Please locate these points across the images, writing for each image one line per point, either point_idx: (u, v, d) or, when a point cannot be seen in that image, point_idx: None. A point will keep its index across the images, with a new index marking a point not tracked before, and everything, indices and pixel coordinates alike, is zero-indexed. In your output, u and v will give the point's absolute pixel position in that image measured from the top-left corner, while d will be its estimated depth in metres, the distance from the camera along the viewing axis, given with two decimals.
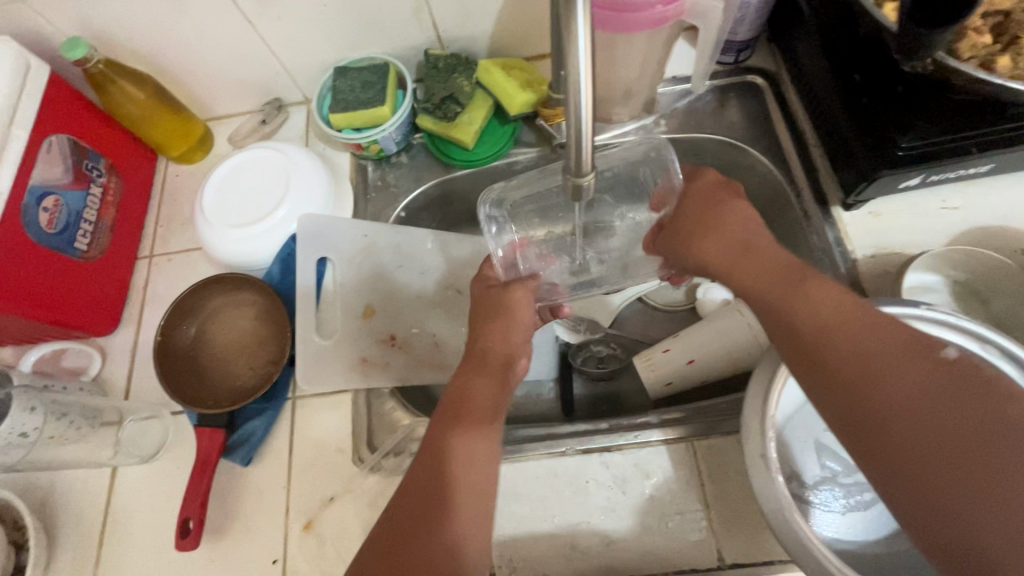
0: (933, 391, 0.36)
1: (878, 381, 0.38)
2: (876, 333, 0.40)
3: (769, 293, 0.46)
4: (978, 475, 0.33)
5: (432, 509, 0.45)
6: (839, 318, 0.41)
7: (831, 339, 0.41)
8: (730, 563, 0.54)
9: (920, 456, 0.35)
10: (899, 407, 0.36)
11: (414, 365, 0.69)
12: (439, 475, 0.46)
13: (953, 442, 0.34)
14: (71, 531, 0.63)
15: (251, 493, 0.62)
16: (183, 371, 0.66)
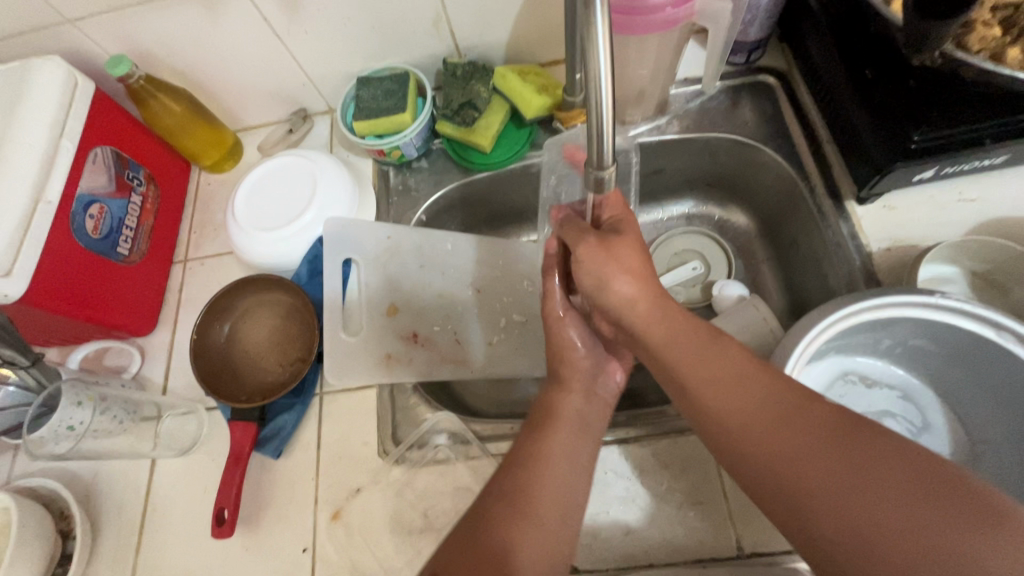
0: (823, 449, 0.37)
1: (795, 479, 0.37)
2: (757, 396, 0.41)
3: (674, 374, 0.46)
4: (889, 536, 0.33)
5: (522, 509, 0.45)
6: (730, 394, 0.42)
7: (731, 416, 0.42)
8: (749, 552, 0.54)
9: (840, 526, 0.34)
10: (802, 479, 0.37)
11: (435, 361, 0.71)
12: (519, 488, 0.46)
13: (858, 505, 0.34)
14: (113, 521, 0.66)
15: (281, 484, 0.65)
16: (217, 367, 0.69)
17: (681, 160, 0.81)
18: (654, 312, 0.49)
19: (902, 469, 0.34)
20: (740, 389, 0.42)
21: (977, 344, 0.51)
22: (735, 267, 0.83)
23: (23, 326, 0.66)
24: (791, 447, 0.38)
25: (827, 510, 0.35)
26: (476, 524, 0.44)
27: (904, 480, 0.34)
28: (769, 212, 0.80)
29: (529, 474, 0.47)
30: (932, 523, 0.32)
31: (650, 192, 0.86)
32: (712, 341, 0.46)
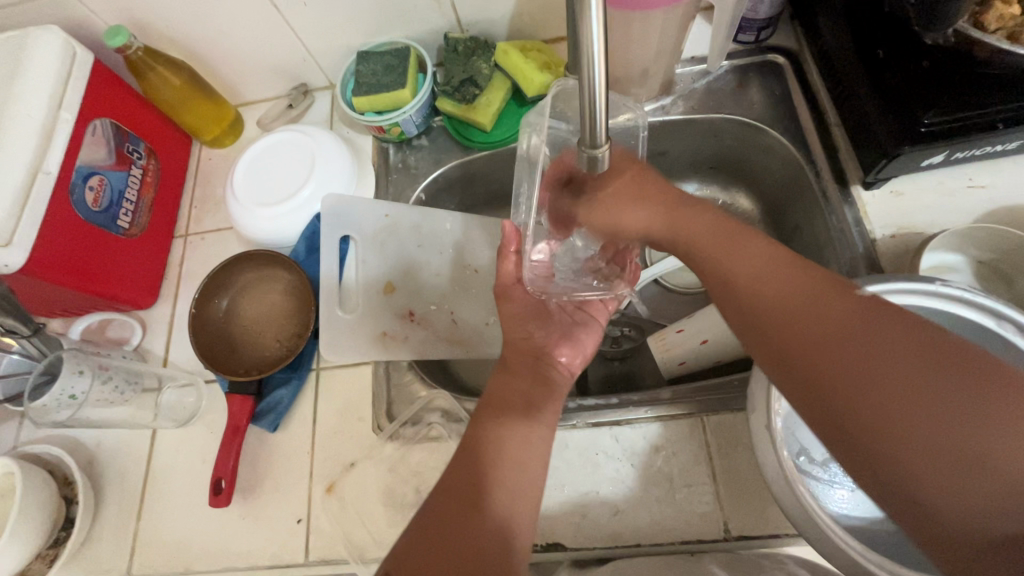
0: (852, 326, 0.39)
1: (831, 353, 0.38)
2: (789, 282, 0.43)
3: (714, 270, 0.48)
4: (895, 402, 0.35)
5: (475, 489, 0.46)
6: (764, 275, 0.44)
7: (758, 293, 0.44)
8: (737, 535, 0.55)
9: (854, 392, 0.37)
10: (819, 350, 0.39)
11: (431, 340, 0.71)
12: (469, 470, 0.48)
13: (873, 372, 0.36)
14: (114, 488, 0.68)
15: (278, 456, 0.66)
16: (214, 340, 0.69)
17: (685, 141, 0.79)
18: (688, 219, 0.52)
19: (924, 349, 0.36)
20: (772, 274, 0.44)
21: (976, 333, 0.51)
22: None
23: (26, 296, 0.67)
24: (817, 323, 0.40)
25: (845, 376, 0.37)
26: (431, 509, 0.45)
27: (920, 359, 0.36)
28: (773, 196, 0.78)
29: (476, 455, 0.49)
30: (937, 401, 0.35)
31: (653, 174, 0.85)
32: (747, 236, 0.48)
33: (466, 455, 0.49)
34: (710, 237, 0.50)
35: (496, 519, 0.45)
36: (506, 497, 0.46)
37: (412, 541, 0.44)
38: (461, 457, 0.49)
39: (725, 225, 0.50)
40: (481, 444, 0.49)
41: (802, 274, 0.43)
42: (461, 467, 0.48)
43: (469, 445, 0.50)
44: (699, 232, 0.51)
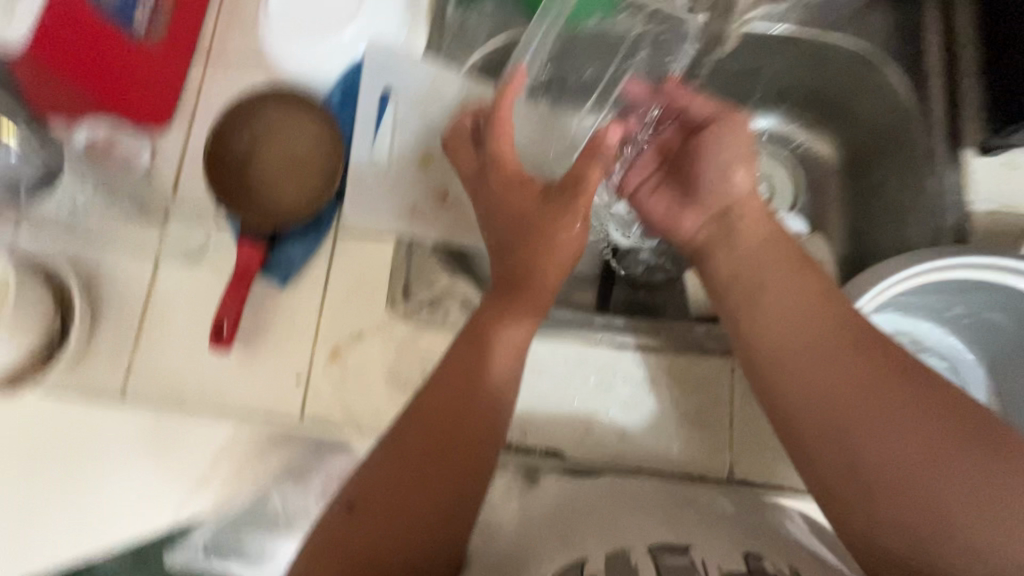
0: (873, 394, 0.45)
1: (836, 405, 0.46)
2: (829, 357, 0.47)
3: (754, 326, 0.51)
4: (899, 469, 0.43)
5: (469, 373, 0.51)
6: (789, 336, 0.49)
7: (795, 366, 0.48)
8: (739, 478, 0.54)
9: (860, 445, 0.45)
10: (854, 414, 0.45)
11: (462, 226, 0.66)
12: (462, 358, 0.52)
13: (880, 431, 0.44)
14: (111, 311, 0.65)
15: (283, 314, 0.63)
16: (229, 176, 0.63)
17: (783, 62, 0.69)
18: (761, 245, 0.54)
19: (934, 410, 0.44)
20: (801, 335, 0.49)
21: None
22: (802, 202, 0.75)
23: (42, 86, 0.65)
24: (855, 391, 0.46)
25: (865, 429, 0.45)
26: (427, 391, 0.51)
27: (927, 420, 0.44)
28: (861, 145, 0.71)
29: (474, 344, 0.52)
30: (945, 465, 0.42)
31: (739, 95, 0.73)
32: (809, 300, 0.50)
33: (467, 350, 0.52)
34: (777, 287, 0.52)
35: (484, 402, 0.51)
36: (503, 373, 0.52)
37: (408, 416, 0.50)
38: (458, 349, 0.53)
39: (779, 279, 0.52)
40: (482, 332, 0.53)
41: (841, 329, 0.48)
42: (462, 357, 0.52)
43: (467, 336, 0.53)
44: (750, 250, 0.54)
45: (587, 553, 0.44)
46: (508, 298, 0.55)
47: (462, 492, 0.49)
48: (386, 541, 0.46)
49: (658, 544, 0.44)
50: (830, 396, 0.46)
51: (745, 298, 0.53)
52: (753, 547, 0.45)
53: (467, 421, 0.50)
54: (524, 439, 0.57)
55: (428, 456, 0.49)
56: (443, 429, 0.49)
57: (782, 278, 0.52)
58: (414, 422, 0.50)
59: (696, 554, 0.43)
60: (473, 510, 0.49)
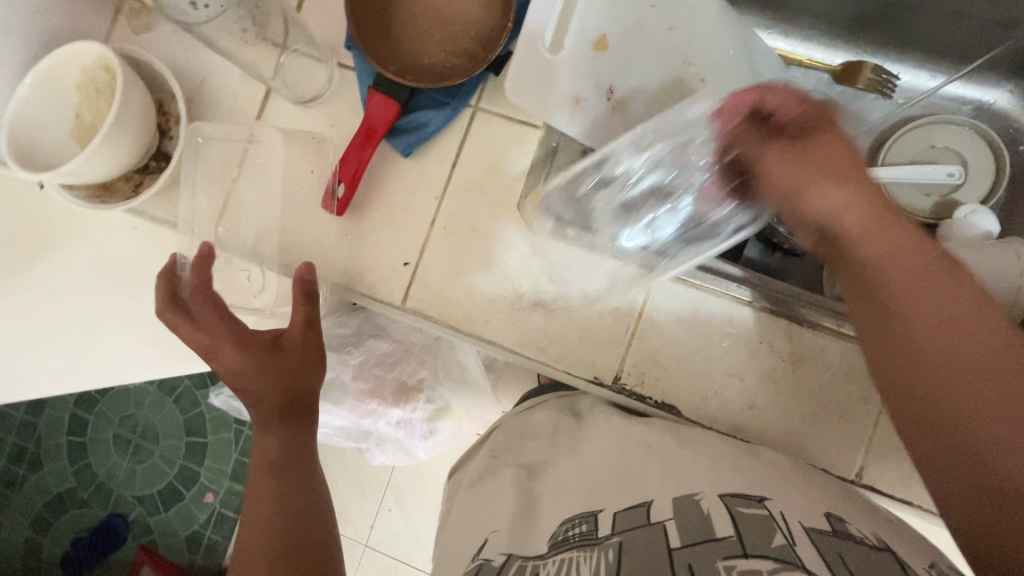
0: (1000, 369, 0.37)
1: (972, 400, 0.37)
2: (952, 316, 0.39)
3: (894, 284, 0.41)
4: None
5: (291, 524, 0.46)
6: (925, 287, 0.40)
7: (933, 318, 0.39)
8: (865, 483, 0.49)
9: (984, 441, 0.36)
10: (974, 398, 0.37)
11: (619, 134, 0.56)
12: (273, 497, 0.47)
13: (995, 416, 0.36)
14: (215, 139, 0.58)
15: (402, 187, 0.56)
16: (373, 14, 0.54)
17: None
18: (878, 216, 0.43)
19: None
20: (929, 290, 0.40)
21: None
22: (999, 198, 0.65)
23: None
24: (979, 362, 0.37)
25: (968, 416, 0.36)
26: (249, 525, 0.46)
27: None
28: None
29: (278, 468, 0.48)
30: None
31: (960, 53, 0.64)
32: (924, 249, 0.42)
33: (270, 485, 0.47)
34: (891, 236, 0.42)
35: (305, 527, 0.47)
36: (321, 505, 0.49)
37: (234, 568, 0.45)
38: (260, 480, 0.48)
39: (906, 227, 0.43)
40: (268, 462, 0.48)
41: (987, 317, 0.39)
42: (270, 495, 0.47)
43: (260, 468, 0.48)
44: (858, 214, 0.43)
45: (654, 496, 0.42)
46: (294, 416, 0.50)
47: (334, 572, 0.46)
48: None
49: (731, 493, 0.40)
50: (883, 309, 0.41)
51: (847, 240, 0.44)
52: (833, 510, 0.39)
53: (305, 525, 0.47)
54: (637, 386, 0.53)
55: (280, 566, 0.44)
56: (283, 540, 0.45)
57: (888, 224, 0.43)
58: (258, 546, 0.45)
59: (771, 506, 0.38)
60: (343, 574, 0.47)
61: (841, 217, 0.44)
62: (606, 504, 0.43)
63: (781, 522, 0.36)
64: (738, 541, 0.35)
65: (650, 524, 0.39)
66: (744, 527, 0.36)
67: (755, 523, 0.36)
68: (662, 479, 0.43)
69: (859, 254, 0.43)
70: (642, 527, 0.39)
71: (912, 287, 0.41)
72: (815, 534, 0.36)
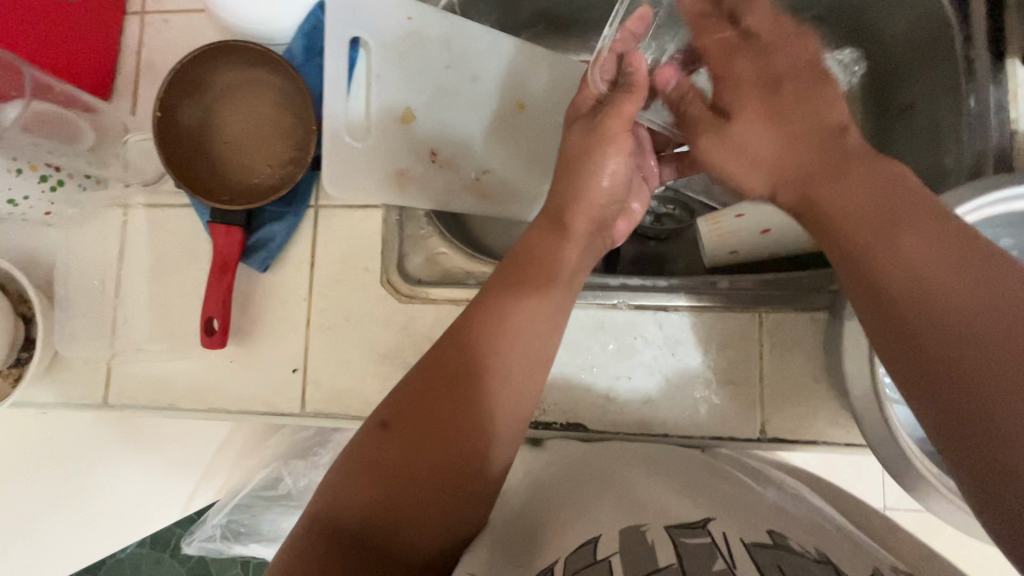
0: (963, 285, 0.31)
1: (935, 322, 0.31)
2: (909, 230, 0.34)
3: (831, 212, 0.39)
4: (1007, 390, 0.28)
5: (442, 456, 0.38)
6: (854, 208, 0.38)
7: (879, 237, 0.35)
8: (771, 437, 0.51)
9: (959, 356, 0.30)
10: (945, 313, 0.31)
11: (454, 189, 0.60)
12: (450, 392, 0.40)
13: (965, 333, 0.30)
14: (78, 309, 0.59)
15: (270, 300, 0.58)
16: (190, 153, 0.57)
17: None
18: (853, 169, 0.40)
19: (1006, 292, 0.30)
20: (872, 201, 0.37)
21: None
22: None
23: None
24: (947, 284, 0.31)
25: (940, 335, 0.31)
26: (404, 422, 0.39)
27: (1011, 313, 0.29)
28: None
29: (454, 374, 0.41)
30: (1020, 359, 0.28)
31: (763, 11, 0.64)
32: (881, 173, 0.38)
33: (450, 396, 0.40)
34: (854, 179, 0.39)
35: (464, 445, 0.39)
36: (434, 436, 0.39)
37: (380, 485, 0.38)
38: (428, 419, 0.39)
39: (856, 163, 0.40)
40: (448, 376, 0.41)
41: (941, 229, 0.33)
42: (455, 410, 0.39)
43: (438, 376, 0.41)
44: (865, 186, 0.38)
45: (600, 531, 0.36)
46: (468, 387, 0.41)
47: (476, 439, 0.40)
48: (465, 513, 0.39)
49: (676, 523, 0.35)
50: (881, 231, 0.35)
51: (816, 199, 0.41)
52: (776, 527, 0.35)
53: (443, 383, 0.40)
54: (540, 416, 0.54)
55: (428, 450, 0.38)
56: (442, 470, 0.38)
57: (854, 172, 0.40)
58: (391, 438, 0.39)
59: (716, 527, 0.34)
60: (503, 459, 0.41)
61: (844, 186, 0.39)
62: (559, 552, 0.35)
63: (724, 546, 0.32)
64: (680, 570, 0.30)
65: (595, 563, 0.32)
66: (686, 556, 0.31)
67: (698, 547, 0.32)
68: (611, 512, 0.38)
69: (838, 204, 0.39)
70: (587, 568, 0.32)
71: (885, 199, 0.37)
72: (758, 550, 0.32)
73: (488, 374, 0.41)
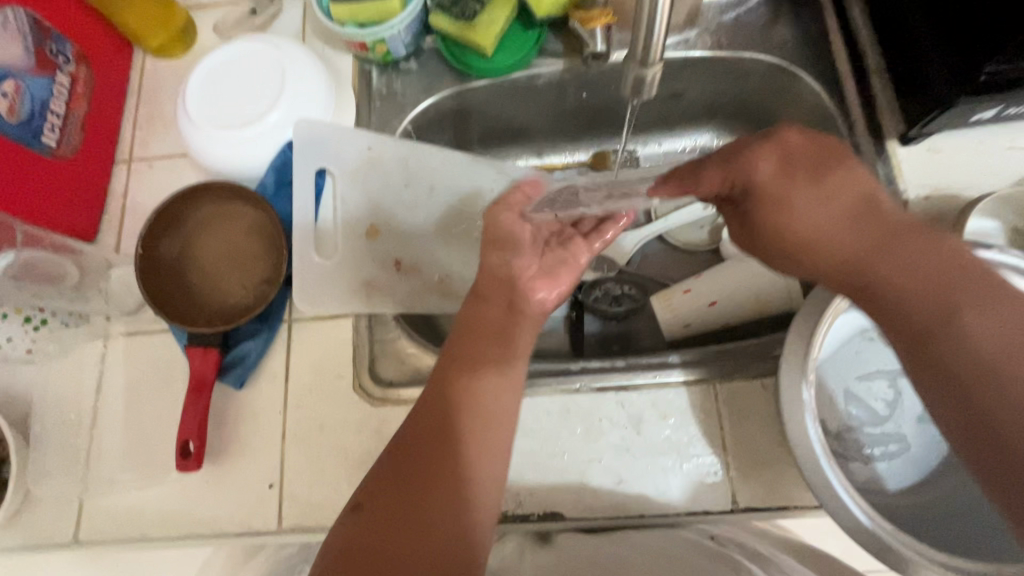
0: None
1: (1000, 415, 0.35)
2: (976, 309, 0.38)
3: (890, 285, 0.40)
4: None
5: (399, 512, 0.41)
6: (921, 286, 0.39)
7: (931, 310, 0.39)
8: (744, 507, 0.52)
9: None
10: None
11: (419, 292, 0.64)
12: (412, 451, 0.44)
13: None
14: (54, 443, 0.59)
15: (246, 415, 0.59)
16: (170, 286, 0.61)
17: (707, 82, 0.70)
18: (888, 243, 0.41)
19: None
20: (929, 282, 0.39)
21: None
22: None
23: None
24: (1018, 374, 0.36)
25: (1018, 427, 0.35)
26: (367, 484, 0.43)
27: None
28: None
29: (415, 438, 0.45)
30: None
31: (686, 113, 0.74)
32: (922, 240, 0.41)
33: (418, 454, 0.44)
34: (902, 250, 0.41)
35: (424, 508, 0.41)
36: (393, 493, 0.42)
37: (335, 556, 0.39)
38: (392, 477, 0.43)
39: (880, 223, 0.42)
40: (407, 442, 0.44)
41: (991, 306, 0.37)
42: (415, 468, 0.43)
43: (395, 447, 0.45)
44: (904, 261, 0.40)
45: None
46: (436, 441, 0.44)
47: (448, 501, 0.42)
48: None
49: None
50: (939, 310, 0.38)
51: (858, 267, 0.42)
52: None
53: (417, 444, 0.44)
54: (517, 509, 0.54)
55: (404, 510, 0.41)
56: (400, 525, 0.40)
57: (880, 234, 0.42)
58: (358, 516, 0.41)
59: None
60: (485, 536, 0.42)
61: (888, 268, 0.41)
62: None
63: None
64: None
65: None
66: None
67: None
68: None
69: (894, 288, 0.40)
70: None
71: (922, 274, 0.40)
72: None
73: (465, 432, 0.45)
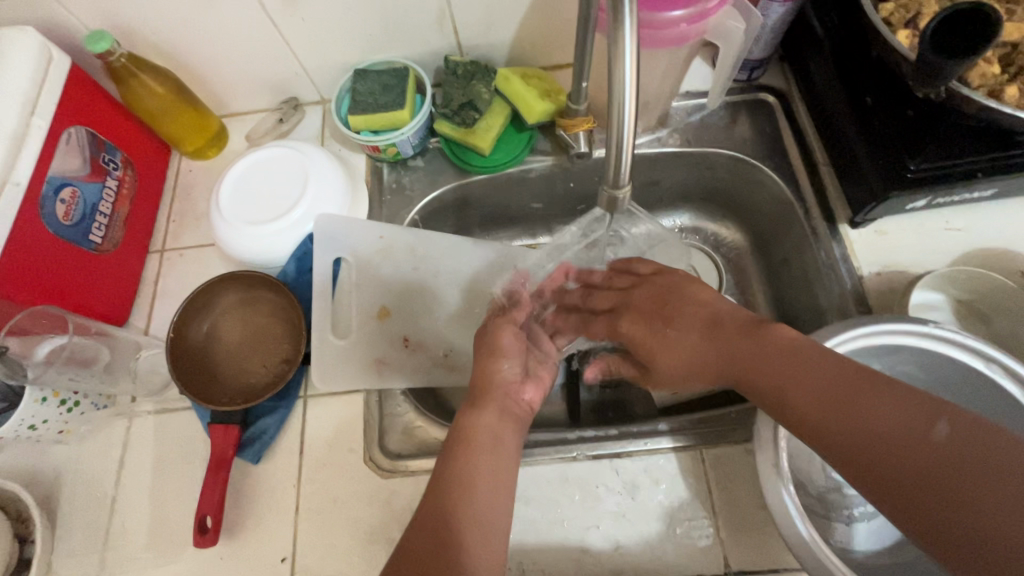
0: (836, 408, 0.42)
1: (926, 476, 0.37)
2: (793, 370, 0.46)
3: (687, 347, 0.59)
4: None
5: None
6: (756, 363, 0.50)
7: (765, 388, 0.48)
8: (737, 570, 0.55)
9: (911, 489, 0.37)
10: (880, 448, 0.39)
11: (424, 367, 0.70)
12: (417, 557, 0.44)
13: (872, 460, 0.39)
14: (77, 521, 0.62)
15: (261, 489, 0.62)
16: (197, 365, 0.66)
17: (679, 173, 0.80)
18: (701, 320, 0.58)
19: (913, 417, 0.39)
20: (751, 357, 0.51)
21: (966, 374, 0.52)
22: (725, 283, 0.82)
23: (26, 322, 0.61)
24: (844, 421, 0.41)
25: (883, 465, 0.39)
26: None
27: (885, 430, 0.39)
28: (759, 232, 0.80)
29: (415, 544, 0.45)
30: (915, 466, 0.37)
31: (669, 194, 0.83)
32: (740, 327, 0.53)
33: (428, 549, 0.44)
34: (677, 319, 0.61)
35: None
36: None
37: None
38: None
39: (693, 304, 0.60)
40: (411, 550, 0.44)
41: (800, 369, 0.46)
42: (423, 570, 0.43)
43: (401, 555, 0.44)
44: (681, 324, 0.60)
45: None
46: (440, 535, 0.45)
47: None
48: None
49: None
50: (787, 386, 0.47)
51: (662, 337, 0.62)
52: None
53: (421, 547, 0.44)
54: None
55: None
56: None
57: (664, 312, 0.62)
58: None
59: None
60: None
61: (700, 340, 0.56)
62: None
63: None
64: None
65: None
66: None
67: None
68: None
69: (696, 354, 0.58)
70: None
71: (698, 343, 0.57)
72: None
73: (462, 522, 0.46)
